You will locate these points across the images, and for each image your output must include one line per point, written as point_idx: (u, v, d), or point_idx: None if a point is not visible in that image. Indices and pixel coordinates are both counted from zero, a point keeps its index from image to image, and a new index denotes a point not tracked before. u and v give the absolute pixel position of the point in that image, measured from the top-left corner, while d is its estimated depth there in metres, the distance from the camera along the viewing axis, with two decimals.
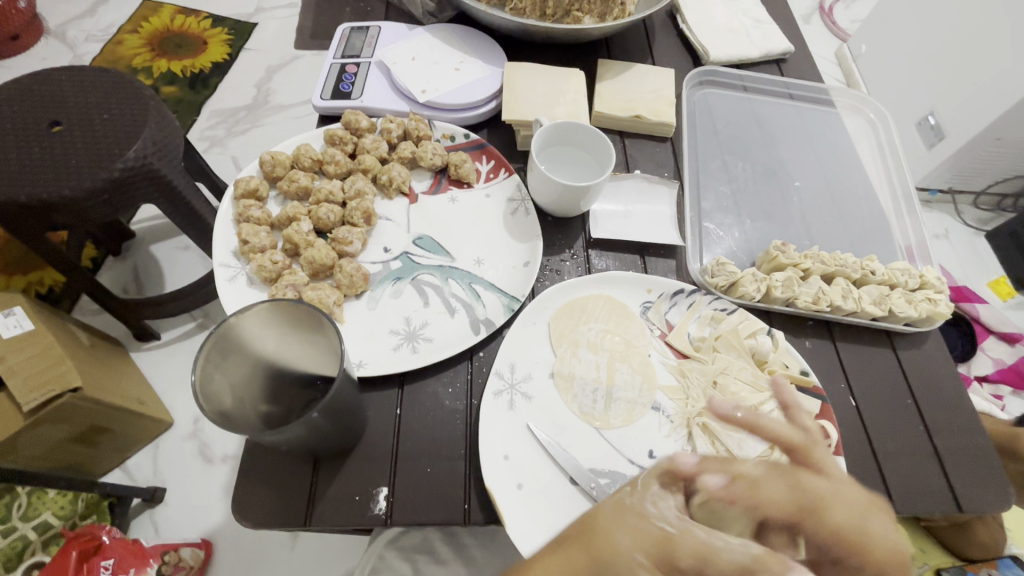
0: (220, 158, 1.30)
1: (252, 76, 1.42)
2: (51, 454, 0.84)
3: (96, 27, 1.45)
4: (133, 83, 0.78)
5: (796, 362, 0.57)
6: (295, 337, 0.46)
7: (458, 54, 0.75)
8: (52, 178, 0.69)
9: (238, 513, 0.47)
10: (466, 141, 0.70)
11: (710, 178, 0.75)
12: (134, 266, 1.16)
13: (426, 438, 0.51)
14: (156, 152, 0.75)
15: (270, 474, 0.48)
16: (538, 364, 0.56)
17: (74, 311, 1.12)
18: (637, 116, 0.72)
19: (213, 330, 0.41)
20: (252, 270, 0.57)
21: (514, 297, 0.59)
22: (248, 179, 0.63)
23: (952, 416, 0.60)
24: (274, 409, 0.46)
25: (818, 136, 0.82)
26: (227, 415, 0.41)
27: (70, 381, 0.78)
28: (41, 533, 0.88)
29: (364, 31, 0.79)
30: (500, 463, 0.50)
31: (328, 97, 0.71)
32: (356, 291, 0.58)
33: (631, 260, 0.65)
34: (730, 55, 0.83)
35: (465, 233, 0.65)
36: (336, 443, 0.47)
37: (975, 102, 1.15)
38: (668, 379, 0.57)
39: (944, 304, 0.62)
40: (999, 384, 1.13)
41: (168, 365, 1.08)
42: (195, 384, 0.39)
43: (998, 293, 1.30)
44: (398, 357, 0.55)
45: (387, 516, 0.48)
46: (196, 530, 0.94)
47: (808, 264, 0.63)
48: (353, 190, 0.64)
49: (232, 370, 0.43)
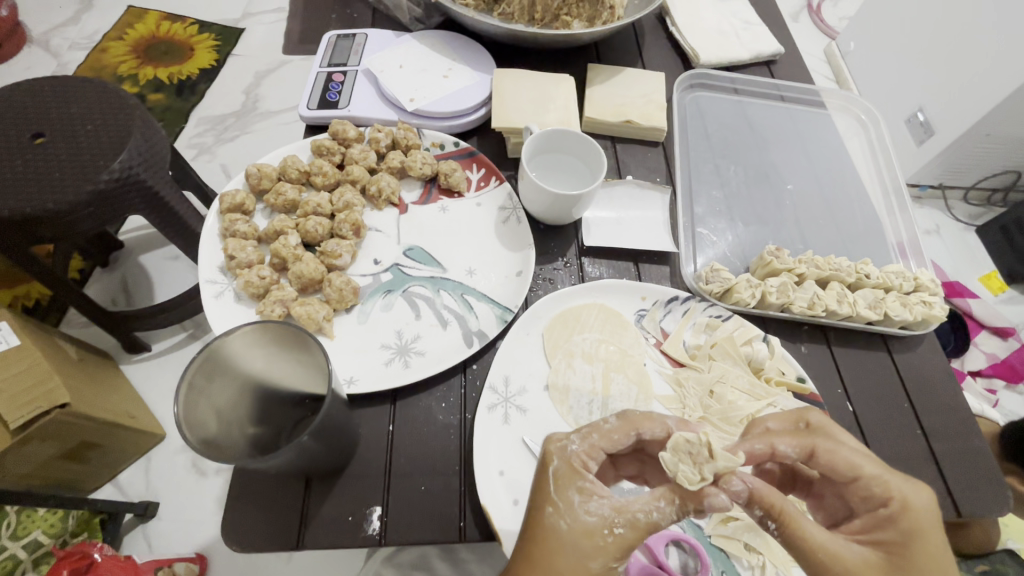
0: (209, 166, 1.29)
1: (240, 82, 1.41)
2: (40, 472, 0.83)
3: (79, 35, 1.43)
4: (119, 93, 0.77)
5: (793, 369, 0.56)
6: (283, 357, 0.45)
7: (446, 61, 0.74)
8: (35, 193, 0.67)
9: (227, 536, 0.46)
10: (455, 150, 0.69)
11: (703, 182, 0.75)
12: (123, 277, 1.15)
13: (419, 455, 0.51)
14: (142, 162, 0.73)
15: (260, 496, 0.47)
16: (533, 376, 0.55)
17: (63, 326, 1.09)
18: (628, 121, 0.72)
19: (197, 353, 0.40)
20: (239, 286, 0.56)
21: (507, 308, 0.58)
22: (234, 193, 0.62)
23: (948, 420, 0.59)
24: (262, 431, 0.45)
25: (809, 138, 0.82)
26: (212, 443, 0.40)
27: (57, 398, 0.76)
28: (31, 552, 0.86)
29: (350, 38, 0.78)
30: (495, 478, 0.49)
31: (315, 107, 0.70)
32: (346, 305, 0.57)
33: (624, 267, 0.64)
34: (720, 58, 0.83)
35: (457, 243, 0.64)
36: (327, 463, 0.46)
37: (963, 99, 1.15)
38: (664, 389, 0.56)
39: (939, 306, 0.62)
40: (993, 378, 1.13)
41: (159, 378, 1.06)
42: (179, 411, 0.38)
43: (990, 288, 1.31)
44: (390, 372, 0.54)
45: (381, 536, 0.47)
46: (190, 546, 0.93)
47: (803, 269, 0.63)
48: (342, 202, 0.63)
49: (217, 394, 0.42)
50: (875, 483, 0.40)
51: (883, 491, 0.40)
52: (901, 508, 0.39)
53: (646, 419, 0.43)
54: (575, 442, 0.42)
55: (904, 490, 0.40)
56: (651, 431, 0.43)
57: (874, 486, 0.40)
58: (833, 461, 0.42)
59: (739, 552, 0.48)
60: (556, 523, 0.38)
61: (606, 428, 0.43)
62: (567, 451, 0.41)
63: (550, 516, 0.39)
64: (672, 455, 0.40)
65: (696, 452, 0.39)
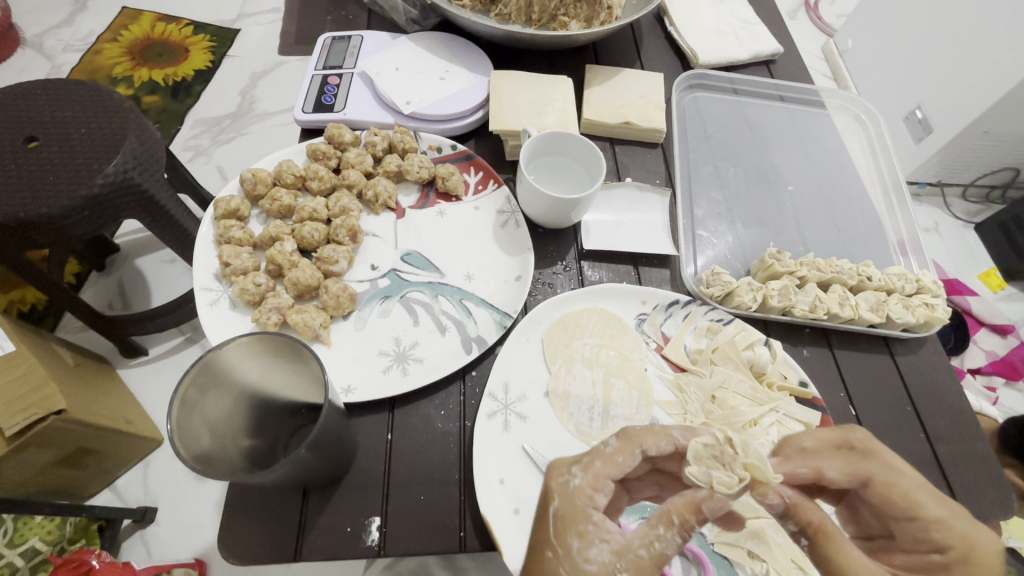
0: (204, 168, 1.28)
1: (235, 84, 1.40)
2: (37, 479, 0.82)
3: (73, 37, 1.42)
4: (113, 96, 0.76)
5: (795, 373, 0.56)
6: (279, 368, 0.44)
7: (443, 63, 0.73)
8: (29, 197, 0.66)
9: (224, 549, 0.45)
10: (453, 153, 0.68)
11: (702, 184, 0.74)
12: (119, 281, 1.14)
13: (418, 464, 0.50)
14: (137, 166, 0.73)
15: (258, 507, 0.47)
16: (533, 382, 0.54)
17: (58, 330, 1.08)
18: (627, 123, 0.71)
19: (190, 367, 0.39)
20: (234, 294, 0.55)
21: (506, 313, 0.58)
22: (229, 199, 0.61)
23: (953, 423, 0.59)
24: (257, 443, 0.44)
25: (809, 138, 0.82)
26: (205, 459, 0.39)
27: (53, 404, 0.75)
28: (28, 560, 0.82)
29: (345, 40, 0.77)
30: (495, 487, 0.49)
31: (310, 110, 0.70)
32: (343, 312, 0.56)
33: (625, 270, 0.64)
34: (719, 58, 0.82)
35: (454, 248, 0.63)
36: (325, 474, 0.45)
37: (962, 97, 1.14)
38: (666, 394, 0.56)
39: (941, 309, 0.62)
40: (992, 376, 1.12)
41: (156, 383, 1.05)
42: (170, 427, 0.37)
43: (989, 286, 1.31)
44: (388, 380, 0.53)
45: (380, 548, 0.46)
46: (188, 551, 0.92)
47: (804, 272, 0.63)
48: (339, 207, 0.62)
49: (212, 407, 0.41)
50: (938, 526, 0.38)
51: (942, 535, 0.38)
52: (962, 557, 0.37)
53: (649, 434, 0.41)
54: (577, 476, 0.40)
55: (968, 533, 0.38)
56: (657, 446, 0.41)
57: (935, 530, 0.38)
58: (889, 493, 0.40)
59: (744, 561, 0.48)
60: (554, 569, 0.36)
61: (607, 453, 0.40)
62: (569, 488, 0.39)
63: (549, 562, 0.37)
64: (698, 466, 0.39)
65: (720, 456, 0.39)
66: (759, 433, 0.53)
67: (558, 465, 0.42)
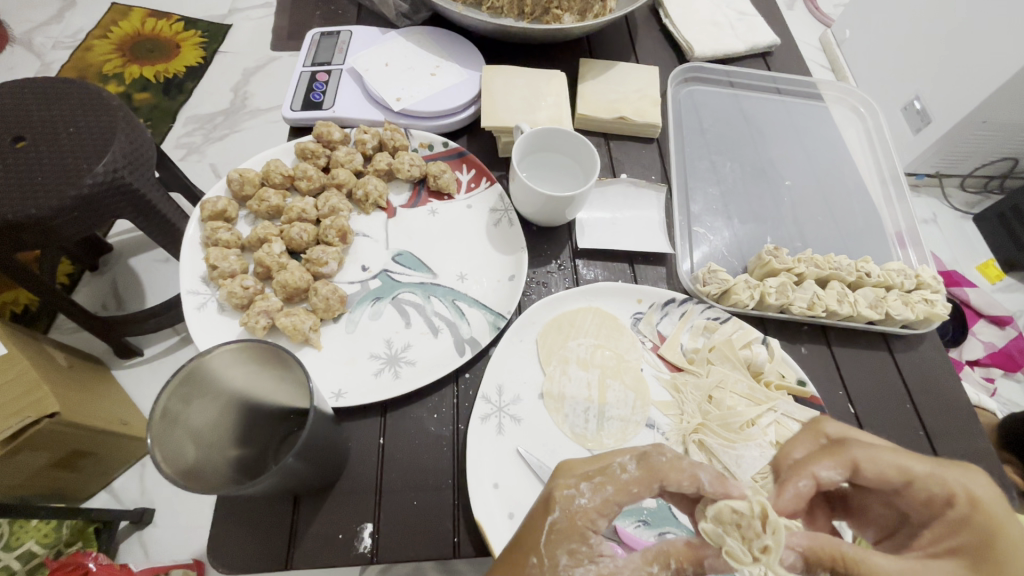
0: (198, 166, 1.26)
1: (228, 80, 1.38)
2: (31, 482, 0.81)
3: (63, 34, 1.40)
4: (101, 95, 0.75)
5: (793, 372, 0.55)
6: (266, 373, 0.43)
7: (433, 58, 0.72)
8: (16, 198, 0.65)
9: (214, 559, 0.44)
10: (444, 150, 0.67)
11: (699, 179, 0.73)
12: (113, 281, 1.12)
13: (411, 469, 0.49)
14: (126, 165, 0.71)
15: (249, 515, 0.46)
16: (527, 384, 0.54)
17: (53, 331, 1.07)
18: (622, 118, 0.70)
19: (171, 377, 0.38)
20: (222, 297, 0.54)
21: (500, 314, 0.57)
22: (215, 200, 0.60)
23: (954, 421, 0.58)
24: (246, 452, 0.43)
25: (807, 132, 0.80)
26: (190, 472, 0.38)
27: (47, 407, 0.74)
28: (25, 562, 0.81)
29: (334, 35, 0.75)
30: (489, 491, 0.48)
31: (298, 108, 0.68)
32: (333, 314, 0.55)
33: (620, 268, 0.63)
34: (715, 50, 0.81)
35: (447, 247, 0.62)
36: (315, 482, 0.45)
37: (960, 87, 1.13)
38: (662, 395, 0.55)
39: (941, 305, 0.61)
40: (990, 367, 1.13)
41: (152, 384, 1.05)
42: (151, 441, 0.36)
43: (987, 277, 1.30)
44: (380, 383, 0.52)
45: (373, 554, 0.45)
46: (186, 552, 0.92)
47: (802, 268, 0.62)
48: (327, 207, 0.61)
49: (196, 418, 0.40)
50: (933, 482, 0.38)
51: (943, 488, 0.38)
52: (971, 507, 0.37)
53: (673, 470, 0.38)
54: (585, 496, 0.37)
55: (963, 482, 0.38)
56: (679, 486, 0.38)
57: (934, 487, 0.38)
58: (880, 469, 0.39)
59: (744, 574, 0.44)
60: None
61: (623, 478, 0.38)
62: (574, 506, 0.37)
63: (533, 568, 0.35)
64: (715, 524, 0.37)
65: (745, 525, 0.36)
66: (757, 433, 0.52)
67: (568, 473, 0.39)
